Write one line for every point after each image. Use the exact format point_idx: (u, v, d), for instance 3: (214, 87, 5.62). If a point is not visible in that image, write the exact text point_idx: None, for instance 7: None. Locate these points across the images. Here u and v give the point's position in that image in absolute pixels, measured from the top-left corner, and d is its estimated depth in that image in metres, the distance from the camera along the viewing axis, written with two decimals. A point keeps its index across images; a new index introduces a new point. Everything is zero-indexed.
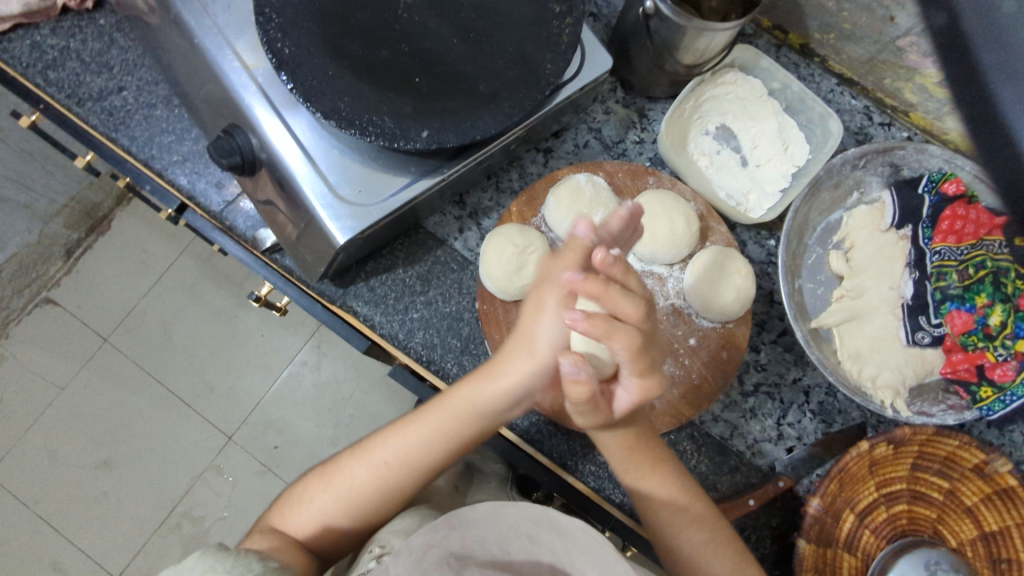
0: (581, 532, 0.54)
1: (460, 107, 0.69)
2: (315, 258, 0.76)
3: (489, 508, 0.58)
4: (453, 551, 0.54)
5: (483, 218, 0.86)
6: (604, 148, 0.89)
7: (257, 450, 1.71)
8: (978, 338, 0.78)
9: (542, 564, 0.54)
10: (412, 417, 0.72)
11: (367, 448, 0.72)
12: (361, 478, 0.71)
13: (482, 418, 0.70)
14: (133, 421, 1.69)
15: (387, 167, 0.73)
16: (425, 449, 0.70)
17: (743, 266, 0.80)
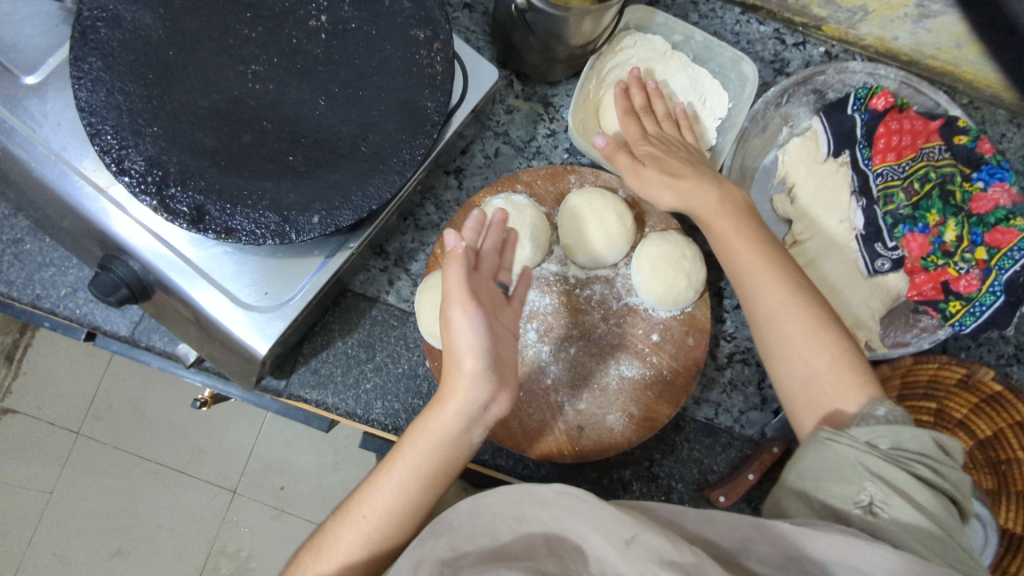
0: (560, 496, 0.52)
1: (347, 178, 0.62)
2: (241, 366, 0.70)
3: (469, 503, 0.55)
4: (444, 559, 0.52)
5: (410, 262, 0.80)
6: (517, 152, 0.83)
7: (264, 497, 1.64)
8: (938, 257, 0.74)
9: (537, 540, 0.52)
10: (388, 460, 0.62)
11: (350, 507, 0.61)
12: (349, 541, 0.60)
13: (448, 448, 0.60)
14: (133, 503, 1.62)
15: (289, 258, 0.67)
16: (405, 490, 0.60)
17: (689, 248, 0.75)
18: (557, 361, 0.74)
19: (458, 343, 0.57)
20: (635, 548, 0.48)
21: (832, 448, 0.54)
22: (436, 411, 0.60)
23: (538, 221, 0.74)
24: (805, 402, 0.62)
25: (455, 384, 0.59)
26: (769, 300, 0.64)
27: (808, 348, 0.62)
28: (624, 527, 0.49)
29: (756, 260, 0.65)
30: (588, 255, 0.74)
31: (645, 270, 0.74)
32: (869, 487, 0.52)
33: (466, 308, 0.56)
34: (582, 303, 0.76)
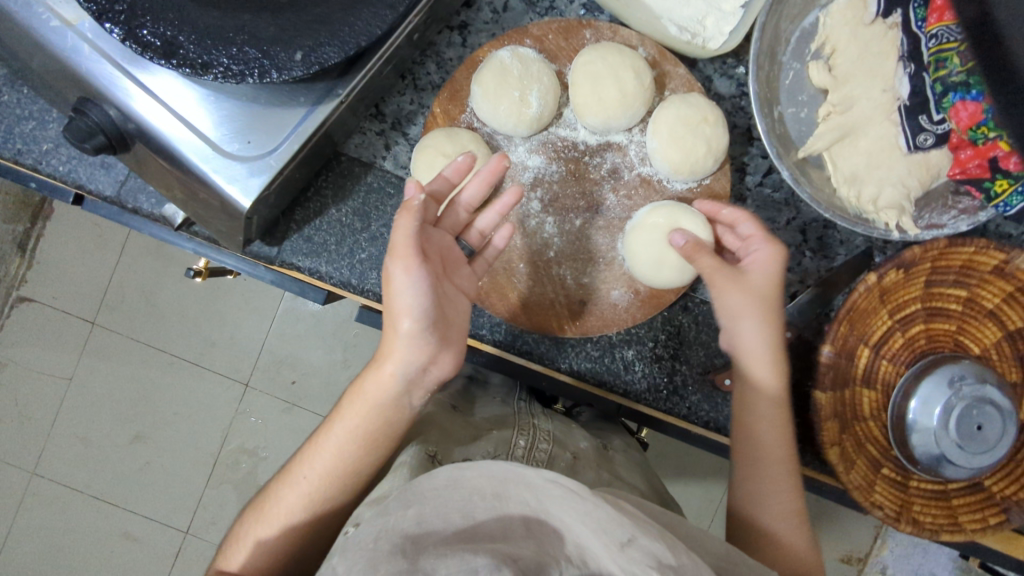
0: (551, 483, 0.45)
1: (329, 12, 0.57)
2: (231, 227, 0.67)
3: (448, 473, 0.46)
4: (408, 534, 0.42)
5: (408, 125, 0.75)
6: (528, 6, 0.74)
7: (275, 390, 1.62)
8: (990, 128, 0.65)
9: (513, 523, 0.44)
10: (329, 424, 0.62)
11: (297, 468, 0.61)
12: (292, 500, 0.60)
13: (381, 411, 0.60)
14: (148, 391, 1.62)
15: (274, 106, 0.62)
16: (344, 446, 0.60)
17: (710, 111, 0.68)
18: (562, 234, 0.70)
19: (398, 302, 0.57)
20: (632, 550, 0.41)
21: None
22: (378, 365, 0.59)
23: (548, 78, 0.68)
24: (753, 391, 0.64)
25: (394, 344, 0.58)
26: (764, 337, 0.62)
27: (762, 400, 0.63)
28: (621, 527, 0.43)
29: (751, 254, 0.62)
30: (598, 117, 0.68)
31: (661, 135, 0.68)
32: None
33: (408, 264, 0.56)
34: (592, 173, 0.70)
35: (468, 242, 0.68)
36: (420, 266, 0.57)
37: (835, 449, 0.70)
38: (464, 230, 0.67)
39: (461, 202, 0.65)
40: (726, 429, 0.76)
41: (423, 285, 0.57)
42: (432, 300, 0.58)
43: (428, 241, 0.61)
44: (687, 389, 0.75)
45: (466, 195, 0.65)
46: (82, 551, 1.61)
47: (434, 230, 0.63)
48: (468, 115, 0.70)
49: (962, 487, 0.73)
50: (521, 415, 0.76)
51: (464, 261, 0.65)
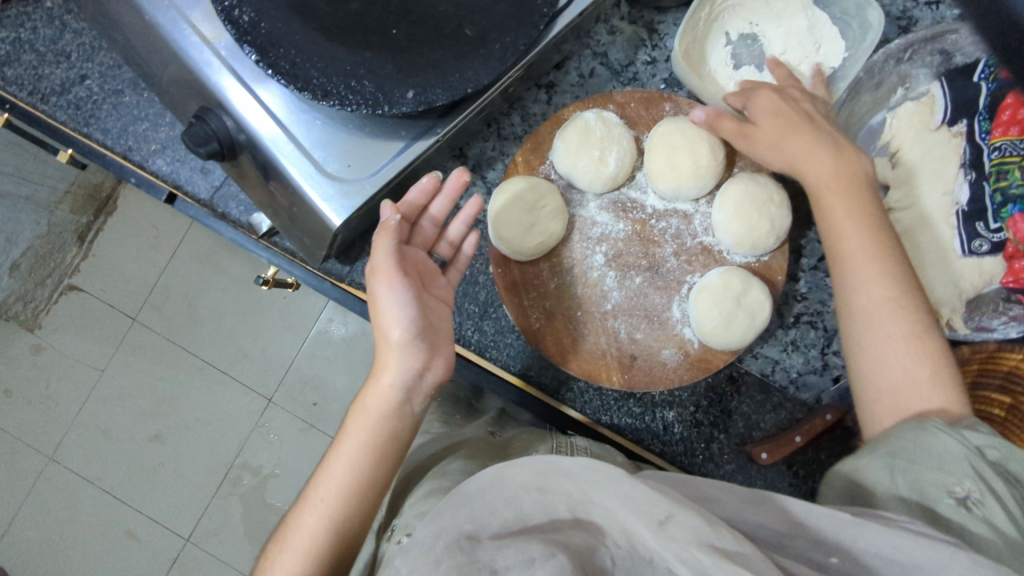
0: (589, 469, 0.42)
1: (444, 58, 0.62)
2: (314, 240, 0.71)
3: (490, 471, 0.45)
4: (464, 532, 0.40)
5: (487, 169, 0.79)
6: (612, 74, 0.80)
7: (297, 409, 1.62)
8: None
9: (559, 508, 0.42)
10: (336, 445, 0.61)
11: (309, 496, 0.59)
12: (308, 526, 0.57)
13: (385, 422, 0.60)
14: (175, 392, 1.60)
15: (376, 137, 0.67)
16: (354, 466, 0.58)
17: (777, 193, 0.72)
18: (621, 289, 0.73)
19: (386, 317, 0.60)
20: (672, 527, 0.38)
21: (930, 440, 0.49)
22: (376, 386, 0.60)
23: (627, 142, 0.72)
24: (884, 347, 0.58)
25: (386, 356, 0.60)
26: (870, 294, 0.59)
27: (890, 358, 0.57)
28: (659, 505, 0.39)
29: (863, 246, 0.61)
30: (670, 184, 0.72)
31: (727, 208, 0.71)
32: (966, 481, 0.46)
33: (390, 280, 0.60)
34: (656, 235, 0.74)
35: (441, 255, 0.70)
36: (400, 280, 0.60)
37: None
38: (434, 245, 0.70)
39: (428, 216, 0.68)
40: None
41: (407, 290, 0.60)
42: (417, 308, 0.61)
43: (403, 252, 0.63)
44: (722, 457, 0.77)
45: (433, 210, 0.68)
46: (71, 552, 1.54)
47: (408, 247, 0.65)
48: (547, 167, 0.74)
49: None
50: (554, 433, 0.76)
51: (440, 273, 0.67)
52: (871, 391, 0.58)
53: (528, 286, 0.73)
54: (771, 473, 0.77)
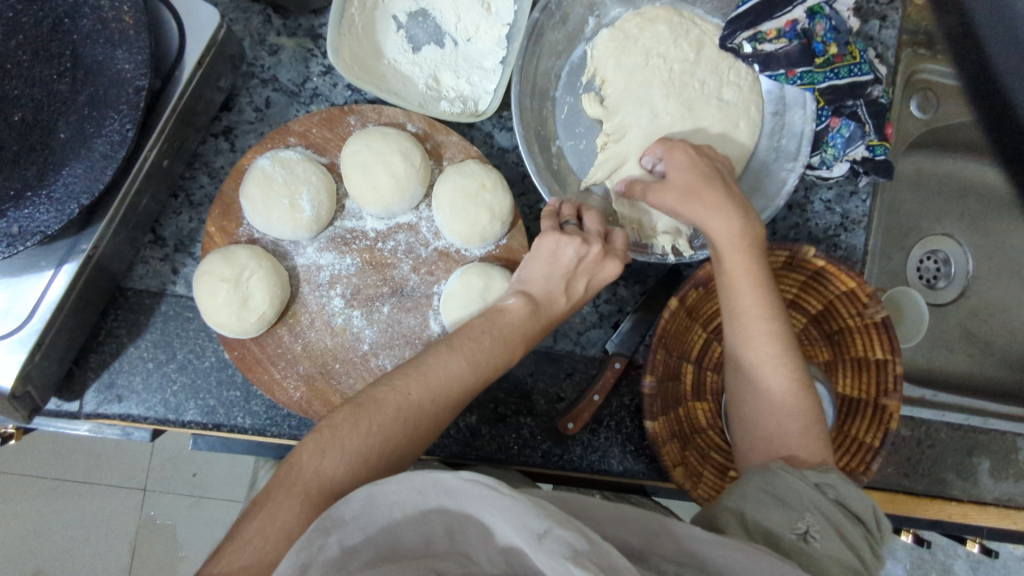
0: (470, 482, 0.39)
1: (42, 173, 0.52)
2: (2, 406, 0.60)
3: (363, 495, 0.41)
4: (331, 560, 0.38)
5: (192, 245, 0.72)
6: (291, 98, 0.73)
7: (177, 489, 1.35)
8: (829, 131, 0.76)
9: (433, 529, 0.39)
10: (345, 415, 0.49)
11: (338, 428, 0.48)
12: (333, 466, 0.47)
13: (424, 439, 0.52)
14: (32, 528, 1.34)
15: (13, 274, 0.57)
16: (388, 435, 0.49)
17: (489, 176, 0.69)
18: (372, 325, 0.69)
19: (459, 380, 0.54)
20: (551, 542, 0.35)
21: (775, 482, 0.51)
22: (491, 346, 0.56)
23: (318, 176, 0.66)
24: (762, 413, 0.59)
25: (435, 414, 0.52)
26: (763, 356, 0.59)
27: (781, 419, 0.57)
28: (537, 518, 0.36)
29: (752, 307, 0.60)
30: (379, 205, 0.67)
31: (444, 210, 0.68)
32: (807, 516, 0.49)
33: (480, 364, 0.55)
34: (388, 257, 0.69)
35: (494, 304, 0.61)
36: (504, 351, 0.57)
37: (679, 468, 0.71)
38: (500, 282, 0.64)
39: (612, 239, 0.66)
40: (580, 466, 0.77)
41: (518, 334, 0.58)
42: (507, 361, 0.57)
43: (509, 322, 0.58)
44: (536, 440, 0.77)
45: (578, 286, 0.62)
46: None
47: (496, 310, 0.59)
48: (246, 228, 0.67)
49: None
50: None
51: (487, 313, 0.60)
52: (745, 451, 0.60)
53: (273, 358, 0.67)
54: (587, 435, 0.77)
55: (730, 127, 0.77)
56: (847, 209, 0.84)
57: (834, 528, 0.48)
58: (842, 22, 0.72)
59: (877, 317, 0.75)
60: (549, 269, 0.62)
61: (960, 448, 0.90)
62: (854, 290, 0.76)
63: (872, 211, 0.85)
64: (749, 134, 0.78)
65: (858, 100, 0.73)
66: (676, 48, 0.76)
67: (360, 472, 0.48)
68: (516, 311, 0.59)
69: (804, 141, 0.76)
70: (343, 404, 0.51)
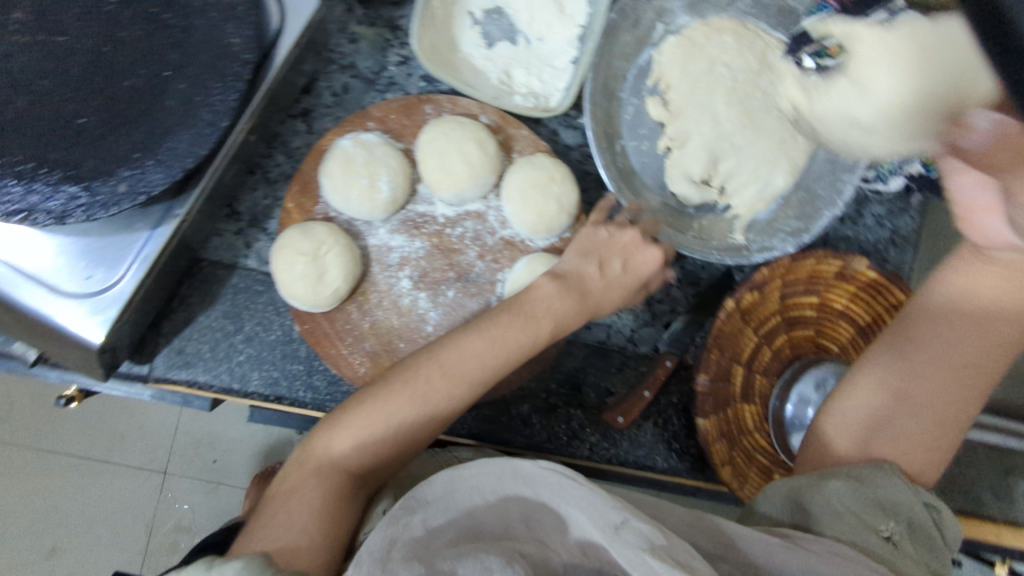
0: (545, 470, 0.44)
1: (150, 136, 0.55)
2: (84, 359, 0.62)
3: (445, 477, 0.46)
4: (416, 539, 0.42)
5: (266, 220, 0.74)
6: (368, 84, 0.76)
7: (198, 473, 1.37)
8: None
9: (510, 516, 0.43)
10: (370, 393, 0.57)
11: (369, 408, 0.56)
12: (343, 451, 0.55)
13: (441, 413, 0.57)
14: (54, 503, 1.35)
15: (109, 233, 0.59)
16: (406, 410, 0.56)
17: (557, 169, 0.71)
18: (437, 307, 0.70)
19: (475, 361, 0.58)
20: (627, 534, 0.38)
21: (872, 482, 0.52)
22: (514, 327, 0.60)
23: (395, 160, 0.69)
24: (920, 402, 0.56)
25: (452, 390, 0.57)
26: (974, 344, 0.55)
27: (922, 423, 0.56)
28: (615, 510, 0.40)
29: (1008, 325, 0.54)
30: (452, 190, 0.70)
31: (513, 200, 0.71)
32: (895, 522, 0.50)
33: (496, 346, 0.59)
34: (455, 242, 0.71)
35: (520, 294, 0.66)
36: (524, 335, 0.60)
37: (726, 468, 0.74)
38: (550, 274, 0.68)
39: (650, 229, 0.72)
40: (626, 462, 0.78)
41: (537, 311, 0.61)
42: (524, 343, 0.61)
43: (528, 307, 0.62)
44: (585, 432, 0.78)
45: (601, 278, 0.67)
46: None
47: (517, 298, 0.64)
48: (322, 207, 0.70)
49: None
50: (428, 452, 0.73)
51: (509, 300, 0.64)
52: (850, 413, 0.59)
53: (341, 335, 0.68)
54: (634, 430, 0.78)
55: (788, 138, 0.79)
56: (898, 225, 0.85)
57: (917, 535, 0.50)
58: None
59: None
60: (579, 254, 0.68)
61: (996, 469, 0.91)
62: (905, 305, 0.77)
63: (921, 229, 0.87)
64: (806, 146, 0.80)
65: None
66: (739, 57, 0.79)
67: (337, 466, 0.55)
68: (532, 293, 0.63)
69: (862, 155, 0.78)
70: (372, 383, 0.58)
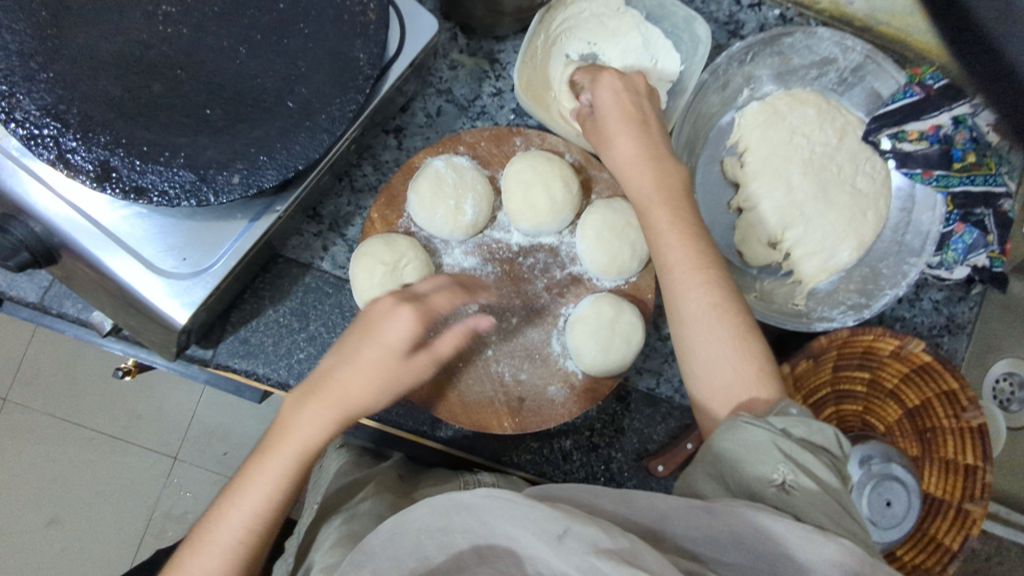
0: (487, 497, 0.42)
1: (270, 134, 0.58)
2: (162, 337, 0.64)
3: (390, 522, 0.45)
4: None
5: (345, 226, 0.76)
6: (460, 110, 0.79)
7: (206, 464, 1.37)
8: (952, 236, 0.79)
9: (466, 551, 0.42)
10: (245, 472, 0.54)
11: (207, 527, 0.53)
12: (224, 539, 0.52)
13: (302, 452, 0.53)
14: (63, 472, 1.35)
15: (208, 221, 0.62)
16: (268, 482, 0.53)
17: (635, 216, 0.73)
18: (499, 332, 0.72)
19: (333, 385, 0.54)
20: (571, 542, 0.40)
21: (744, 433, 0.52)
22: (303, 397, 0.54)
23: (482, 186, 0.71)
24: (698, 342, 0.59)
25: (306, 424, 0.53)
26: (693, 295, 0.59)
27: (714, 355, 0.58)
28: (556, 521, 0.41)
29: (683, 258, 0.60)
30: (531, 222, 0.72)
31: (589, 239, 0.72)
32: (782, 465, 0.50)
33: (345, 378, 0.54)
34: (525, 271, 0.73)
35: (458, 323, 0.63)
36: (371, 366, 0.54)
37: None
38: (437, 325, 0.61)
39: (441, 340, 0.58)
40: None
41: (378, 359, 0.54)
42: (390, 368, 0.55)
43: (363, 357, 0.54)
44: (623, 476, 0.78)
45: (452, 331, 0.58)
46: None
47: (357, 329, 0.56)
48: (404, 220, 0.72)
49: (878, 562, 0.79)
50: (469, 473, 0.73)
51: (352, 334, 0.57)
52: (702, 393, 0.60)
53: None
54: (672, 481, 0.78)
55: (858, 213, 0.81)
56: (954, 312, 0.86)
57: (807, 470, 0.49)
58: (986, 136, 0.75)
59: (974, 422, 0.78)
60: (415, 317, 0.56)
61: None
62: (955, 392, 0.78)
63: (976, 319, 0.87)
64: (874, 225, 0.81)
65: (989, 208, 0.76)
66: (820, 130, 0.82)
67: (211, 552, 0.52)
68: (367, 334, 0.55)
69: (929, 241, 0.81)
70: (247, 460, 0.55)
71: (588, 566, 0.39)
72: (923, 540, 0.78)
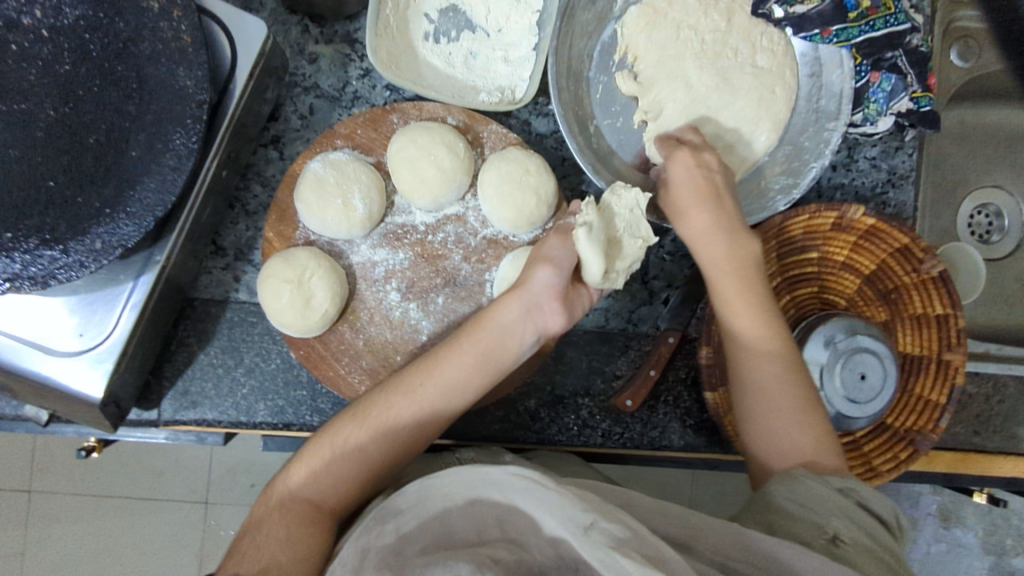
0: (518, 476, 0.46)
1: (119, 189, 0.55)
2: (93, 416, 0.63)
3: (417, 486, 0.49)
4: (388, 547, 0.45)
5: (251, 252, 0.74)
6: (333, 103, 0.76)
7: (238, 498, 1.34)
8: (869, 89, 0.76)
9: (485, 518, 0.45)
10: (382, 400, 0.60)
11: (369, 412, 0.60)
12: (361, 444, 0.59)
13: (454, 398, 0.61)
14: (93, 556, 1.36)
15: (94, 291, 0.60)
16: (408, 418, 0.60)
17: (534, 162, 0.70)
18: (429, 316, 0.70)
19: (464, 358, 0.61)
20: (596, 533, 0.40)
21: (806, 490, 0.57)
22: (465, 355, 0.61)
23: (366, 174, 0.69)
24: (767, 411, 0.64)
25: (449, 363, 0.61)
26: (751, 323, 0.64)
27: (795, 431, 0.63)
28: (582, 512, 0.42)
29: (735, 284, 0.65)
30: (428, 198, 0.69)
31: (491, 198, 0.70)
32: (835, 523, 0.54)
33: (494, 334, 0.62)
34: (438, 248, 0.71)
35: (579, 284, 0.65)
36: (511, 310, 0.62)
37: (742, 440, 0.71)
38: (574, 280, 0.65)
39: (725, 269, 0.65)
40: (642, 444, 0.78)
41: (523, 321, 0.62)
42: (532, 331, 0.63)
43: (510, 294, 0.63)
44: (596, 420, 0.77)
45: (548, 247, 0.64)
46: None
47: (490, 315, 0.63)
48: (302, 231, 0.70)
49: (869, 433, 0.77)
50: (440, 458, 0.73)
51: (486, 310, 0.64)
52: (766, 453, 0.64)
53: (338, 355, 0.69)
54: (645, 411, 0.78)
55: (767, 93, 0.76)
56: (894, 164, 0.83)
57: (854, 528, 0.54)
58: None
59: (934, 271, 0.74)
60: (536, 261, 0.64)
61: None
62: (908, 247, 0.75)
63: (918, 165, 0.84)
64: (785, 100, 0.77)
65: (896, 51, 0.73)
66: (707, 18, 0.77)
67: (353, 454, 0.59)
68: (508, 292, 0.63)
69: (844, 100, 0.76)
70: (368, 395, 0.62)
71: (613, 556, 0.39)
72: (909, 400, 0.76)
